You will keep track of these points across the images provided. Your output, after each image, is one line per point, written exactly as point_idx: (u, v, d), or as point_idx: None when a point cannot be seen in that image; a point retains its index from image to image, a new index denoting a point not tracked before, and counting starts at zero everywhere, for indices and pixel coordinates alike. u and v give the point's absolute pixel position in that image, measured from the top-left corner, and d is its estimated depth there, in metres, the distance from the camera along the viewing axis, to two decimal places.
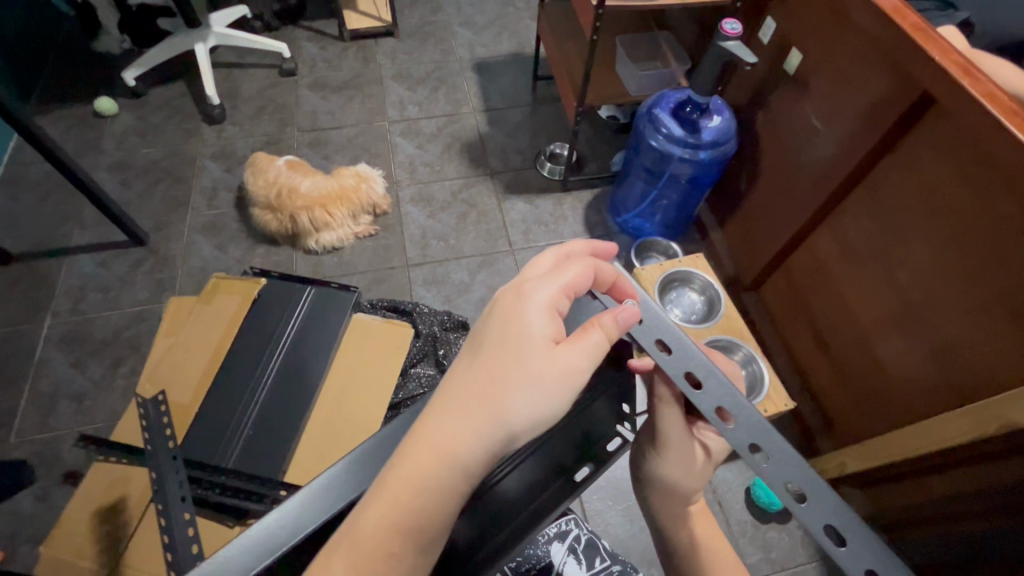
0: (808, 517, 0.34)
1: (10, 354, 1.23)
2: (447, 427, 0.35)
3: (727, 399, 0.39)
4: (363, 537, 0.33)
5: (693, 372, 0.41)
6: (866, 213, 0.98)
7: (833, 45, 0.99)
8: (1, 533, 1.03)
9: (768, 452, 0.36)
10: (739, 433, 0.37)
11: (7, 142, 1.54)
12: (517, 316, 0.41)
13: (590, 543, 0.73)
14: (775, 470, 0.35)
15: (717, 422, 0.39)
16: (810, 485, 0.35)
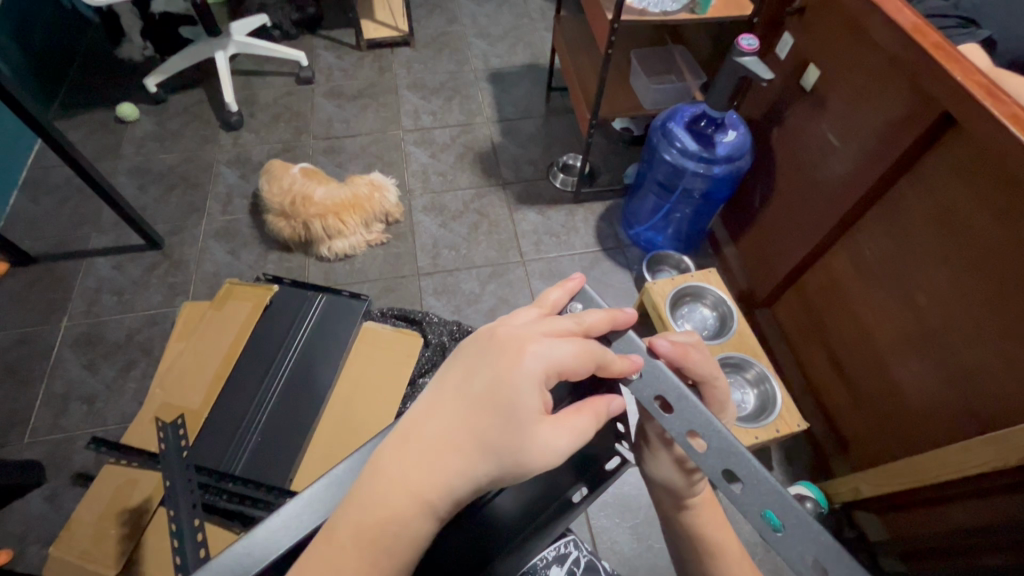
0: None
1: (25, 355, 1.24)
2: (408, 461, 0.34)
3: (731, 457, 0.36)
4: (336, 541, 0.32)
5: (697, 430, 0.38)
6: (882, 232, 0.97)
7: (851, 63, 0.98)
8: (11, 533, 1.04)
9: (782, 518, 0.33)
10: (748, 497, 0.34)
11: (30, 146, 1.57)
12: (509, 375, 0.36)
13: (590, 567, 0.69)
14: (788, 540, 0.33)
15: (722, 484, 0.35)
16: (828, 550, 0.32)
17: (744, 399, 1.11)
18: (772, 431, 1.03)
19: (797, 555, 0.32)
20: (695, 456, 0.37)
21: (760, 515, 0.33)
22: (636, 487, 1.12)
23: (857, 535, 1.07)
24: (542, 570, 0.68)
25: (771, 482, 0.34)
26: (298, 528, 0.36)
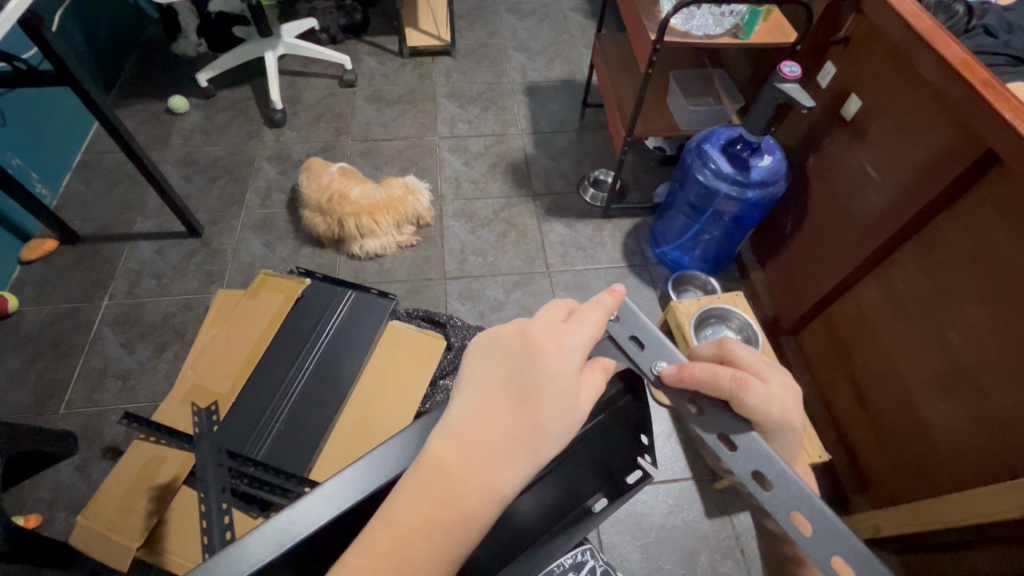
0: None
1: (67, 330, 1.30)
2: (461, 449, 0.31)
3: (761, 458, 0.32)
4: (398, 527, 0.29)
5: (730, 434, 0.34)
6: (917, 267, 0.96)
7: (894, 96, 0.98)
8: (41, 500, 1.08)
9: (810, 521, 0.29)
10: (776, 499, 0.30)
11: (86, 131, 1.65)
12: (547, 364, 0.33)
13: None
14: (815, 540, 0.29)
15: (752, 486, 0.31)
16: (857, 555, 0.28)
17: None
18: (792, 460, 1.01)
19: (824, 557, 0.28)
20: (723, 457, 0.33)
21: (789, 517, 0.29)
22: (648, 506, 1.11)
23: None
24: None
25: (798, 483, 0.31)
26: (335, 504, 0.33)
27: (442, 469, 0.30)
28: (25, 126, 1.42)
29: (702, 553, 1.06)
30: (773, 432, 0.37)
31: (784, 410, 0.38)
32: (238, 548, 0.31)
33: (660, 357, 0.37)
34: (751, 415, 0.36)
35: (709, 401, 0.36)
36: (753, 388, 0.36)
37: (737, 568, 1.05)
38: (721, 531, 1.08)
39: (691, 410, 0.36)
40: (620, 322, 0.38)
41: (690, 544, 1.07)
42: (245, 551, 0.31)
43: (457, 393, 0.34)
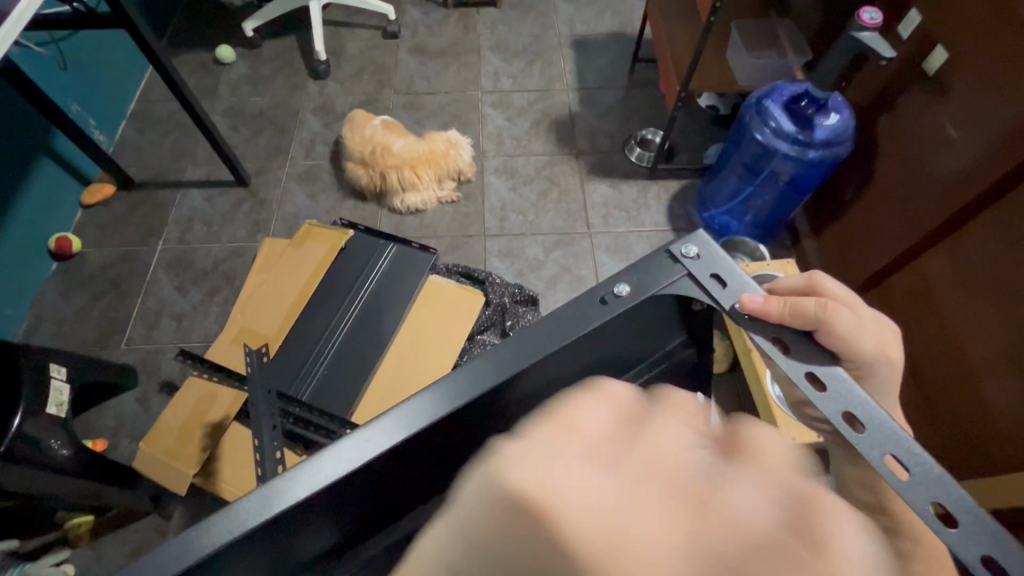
0: (959, 545, 0.27)
1: (126, 271, 1.36)
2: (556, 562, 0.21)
3: (852, 401, 0.31)
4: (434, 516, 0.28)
5: (816, 373, 0.33)
6: (994, 236, 0.89)
7: (985, 47, 0.89)
8: (107, 426, 1.16)
9: (906, 465, 0.29)
10: (869, 441, 0.30)
11: (139, 78, 1.68)
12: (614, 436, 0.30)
13: None
14: (913, 484, 0.29)
15: (841, 428, 0.31)
16: (956, 501, 0.28)
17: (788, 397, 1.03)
18: None
19: (920, 504, 0.28)
20: (812, 399, 0.32)
21: (883, 461, 0.29)
22: None
23: None
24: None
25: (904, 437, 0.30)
26: (396, 434, 0.33)
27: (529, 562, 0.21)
28: (84, 72, 1.45)
29: None
30: (864, 369, 0.36)
31: (879, 345, 0.36)
32: (315, 462, 0.32)
33: (742, 291, 0.35)
34: (841, 346, 0.35)
35: (794, 336, 0.35)
36: (842, 317, 0.35)
37: None
38: None
39: (778, 347, 0.34)
40: (703, 259, 0.36)
41: None
42: (309, 473, 0.32)
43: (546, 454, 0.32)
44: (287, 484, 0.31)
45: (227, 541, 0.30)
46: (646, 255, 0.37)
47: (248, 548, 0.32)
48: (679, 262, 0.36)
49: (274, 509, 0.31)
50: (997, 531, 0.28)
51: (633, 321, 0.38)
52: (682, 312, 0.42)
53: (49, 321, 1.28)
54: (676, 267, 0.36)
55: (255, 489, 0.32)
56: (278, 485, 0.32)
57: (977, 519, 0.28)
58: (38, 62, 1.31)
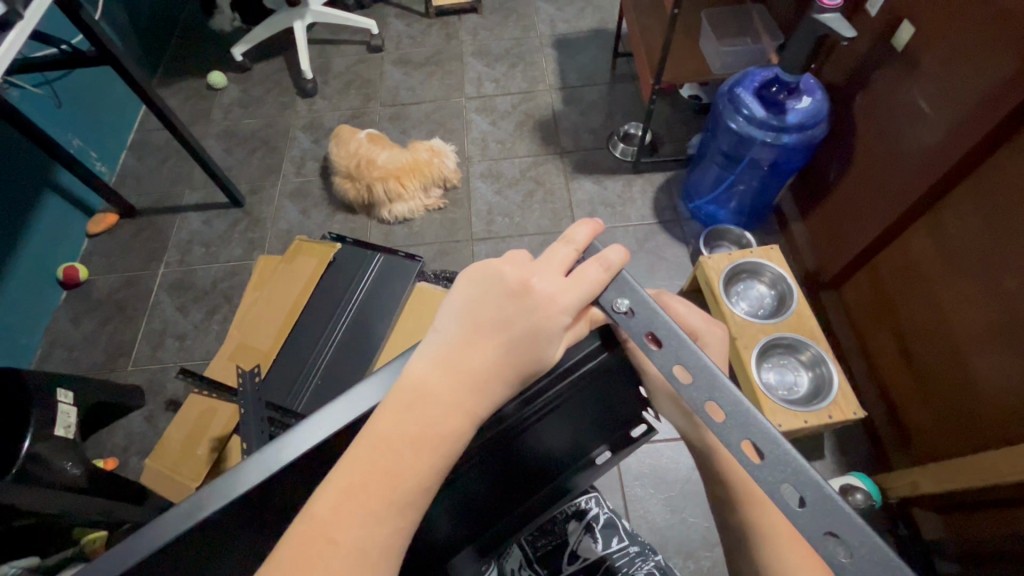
0: (804, 523, 0.29)
1: (131, 295, 1.42)
2: (418, 411, 0.35)
3: (716, 390, 0.33)
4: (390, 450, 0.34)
5: (685, 365, 0.35)
6: (972, 210, 0.87)
7: (948, 20, 0.88)
8: (118, 445, 1.21)
9: (761, 450, 0.31)
10: (767, 470, 0.30)
11: (136, 109, 1.74)
12: (538, 310, 0.38)
13: (608, 522, 0.68)
14: (806, 517, 0.29)
15: (705, 418, 0.33)
16: (854, 531, 0.28)
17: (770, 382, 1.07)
18: (824, 417, 0.97)
19: (817, 536, 0.28)
20: (680, 391, 0.34)
21: (739, 445, 0.32)
22: (673, 459, 1.11)
23: (910, 533, 1.01)
24: (560, 522, 0.69)
25: (800, 467, 0.30)
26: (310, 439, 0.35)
27: (417, 392, 0.35)
28: (82, 108, 1.52)
29: None
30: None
31: None
32: (229, 480, 0.33)
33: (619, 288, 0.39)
34: None
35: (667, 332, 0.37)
36: None
37: None
38: None
39: (652, 345, 0.36)
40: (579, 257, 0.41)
41: None
42: (236, 478, 0.33)
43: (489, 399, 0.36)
44: (216, 490, 0.33)
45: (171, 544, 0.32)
46: (549, 254, 0.42)
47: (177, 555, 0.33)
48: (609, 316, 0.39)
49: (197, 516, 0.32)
50: (842, 507, 0.29)
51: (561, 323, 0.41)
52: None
53: (61, 347, 1.34)
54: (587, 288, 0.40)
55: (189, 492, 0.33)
56: (210, 489, 0.33)
57: (821, 497, 0.29)
58: (37, 102, 1.37)
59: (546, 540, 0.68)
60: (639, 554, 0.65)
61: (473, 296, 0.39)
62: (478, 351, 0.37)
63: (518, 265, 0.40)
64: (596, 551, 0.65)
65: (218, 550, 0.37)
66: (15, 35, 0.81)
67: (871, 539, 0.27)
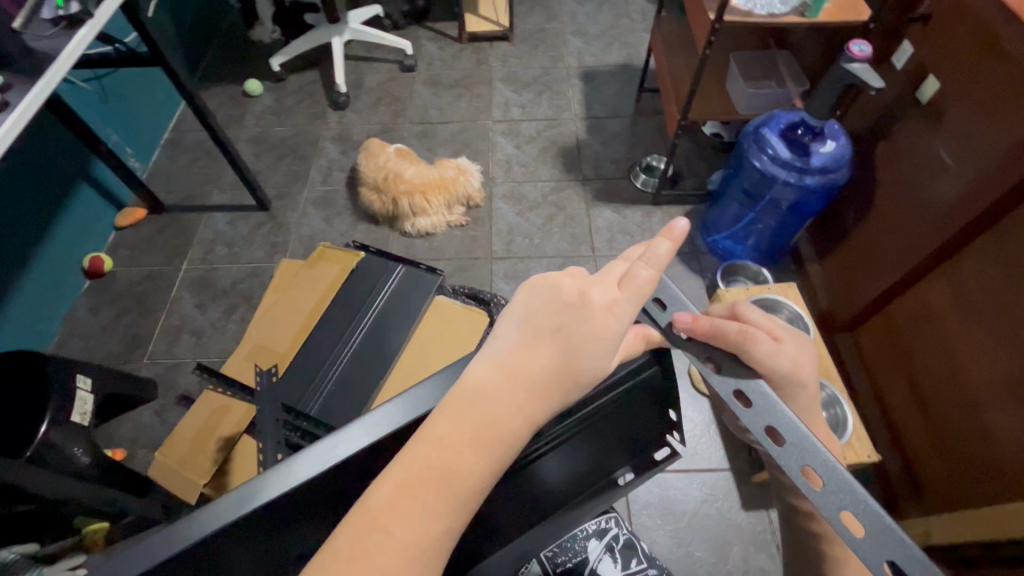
0: (864, 549, 0.29)
1: (151, 289, 1.44)
2: (478, 409, 0.34)
3: (774, 416, 0.34)
4: (447, 446, 0.33)
5: (743, 390, 0.36)
6: (991, 261, 0.89)
7: (975, 76, 0.91)
8: (125, 437, 1.21)
9: (821, 477, 0.31)
10: (825, 498, 0.31)
11: (172, 110, 1.80)
12: (596, 323, 0.37)
13: (628, 544, 0.71)
14: (866, 543, 0.29)
15: (765, 442, 0.34)
16: (906, 559, 0.28)
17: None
18: None
19: (872, 559, 0.29)
20: (740, 415, 0.35)
21: (800, 472, 0.32)
22: (682, 492, 1.11)
23: None
24: (580, 540, 0.71)
25: (860, 494, 0.30)
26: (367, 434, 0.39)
27: (475, 394, 0.34)
28: (123, 105, 1.57)
29: (735, 545, 1.05)
30: (783, 386, 0.39)
31: (795, 365, 0.39)
32: (285, 468, 0.37)
33: (676, 310, 0.40)
34: (763, 367, 0.38)
35: (724, 356, 0.38)
36: (761, 343, 0.38)
37: (772, 564, 1.03)
38: (755, 521, 1.07)
39: (709, 367, 0.38)
40: None
41: (724, 533, 1.06)
42: (282, 472, 0.37)
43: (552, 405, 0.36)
44: (261, 484, 0.36)
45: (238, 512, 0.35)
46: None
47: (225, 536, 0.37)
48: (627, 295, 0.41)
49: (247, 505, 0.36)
50: (902, 538, 0.29)
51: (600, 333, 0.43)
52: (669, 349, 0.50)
53: (78, 335, 1.35)
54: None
55: (236, 488, 0.36)
56: (250, 487, 0.36)
57: (884, 527, 0.29)
58: (83, 96, 1.42)
59: (566, 558, 0.69)
60: None
61: (531, 307, 0.38)
62: (535, 357, 0.36)
63: (579, 275, 0.39)
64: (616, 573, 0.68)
65: (254, 540, 0.38)
66: (84, 32, 0.85)
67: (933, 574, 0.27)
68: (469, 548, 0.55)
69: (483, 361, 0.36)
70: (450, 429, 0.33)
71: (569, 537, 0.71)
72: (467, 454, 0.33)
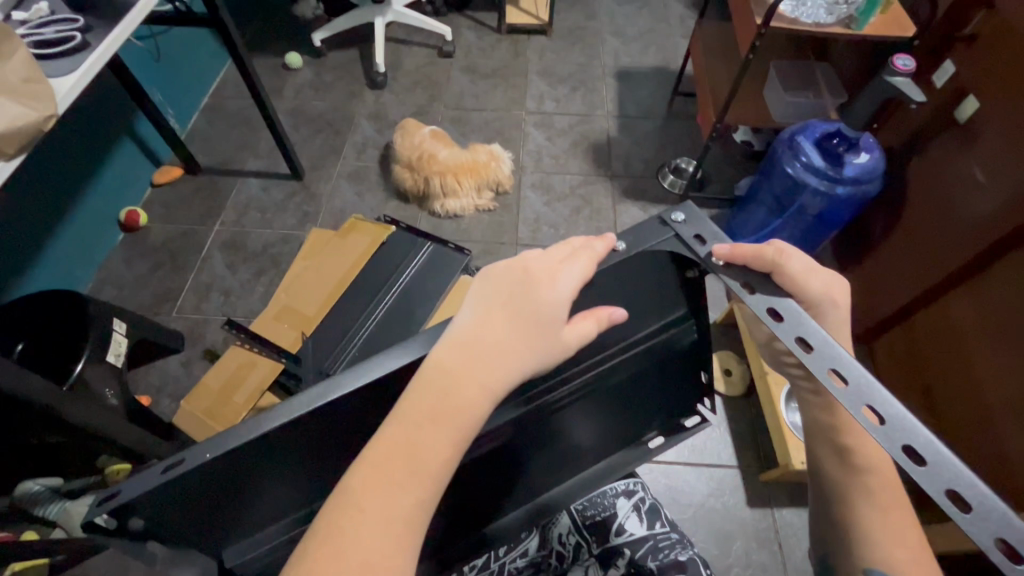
0: (884, 437, 0.35)
1: (185, 246, 1.48)
2: (438, 383, 0.37)
3: (803, 328, 0.40)
4: (409, 423, 0.37)
5: (775, 307, 0.42)
6: (1016, 278, 0.90)
7: (1017, 95, 0.92)
8: (152, 385, 1.25)
9: (844, 377, 0.37)
10: (850, 394, 0.37)
11: (215, 76, 1.84)
12: (544, 295, 0.39)
13: (653, 507, 0.75)
14: (888, 430, 0.35)
15: (797, 349, 0.39)
16: (926, 446, 0.34)
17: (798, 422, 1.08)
18: None
19: (894, 444, 0.34)
20: (771, 327, 0.41)
21: (826, 373, 0.38)
22: (691, 485, 1.12)
23: None
24: (610, 497, 0.76)
25: (879, 390, 0.36)
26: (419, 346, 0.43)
27: (436, 372, 0.37)
28: (169, 66, 1.61)
29: (738, 540, 1.07)
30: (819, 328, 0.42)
31: (827, 287, 0.43)
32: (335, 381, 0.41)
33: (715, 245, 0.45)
34: (792, 287, 0.43)
35: (761, 283, 0.43)
36: (795, 261, 0.43)
37: (773, 560, 1.05)
38: (760, 519, 1.08)
39: (745, 289, 0.43)
40: (688, 222, 0.47)
41: (728, 528, 1.08)
42: (289, 404, 0.41)
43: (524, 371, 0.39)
44: (263, 417, 0.40)
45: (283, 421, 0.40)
46: (641, 221, 0.47)
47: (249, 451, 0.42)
48: (670, 226, 0.46)
49: (250, 435, 0.40)
50: (925, 434, 0.34)
51: (616, 271, 0.48)
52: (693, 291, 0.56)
53: (111, 285, 1.39)
54: (667, 229, 0.46)
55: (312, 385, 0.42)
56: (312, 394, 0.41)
57: (901, 421, 0.35)
58: (135, 54, 1.45)
59: (594, 512, 0.75)
60: (679, 541, 0.71)
61: (485, 287, 0.41)
62: (490, 329, 0.39)
63: (520, 256, 0.42)
64: (640, 530, 0.72)
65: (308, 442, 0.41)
66: None
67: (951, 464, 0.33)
68: (511, 487, 0.64)
69: (443, 344, 0.39)
70: (421, 406, 0.37)
71: (598, 493, 0.76)
72: (442, 431, 0.37)
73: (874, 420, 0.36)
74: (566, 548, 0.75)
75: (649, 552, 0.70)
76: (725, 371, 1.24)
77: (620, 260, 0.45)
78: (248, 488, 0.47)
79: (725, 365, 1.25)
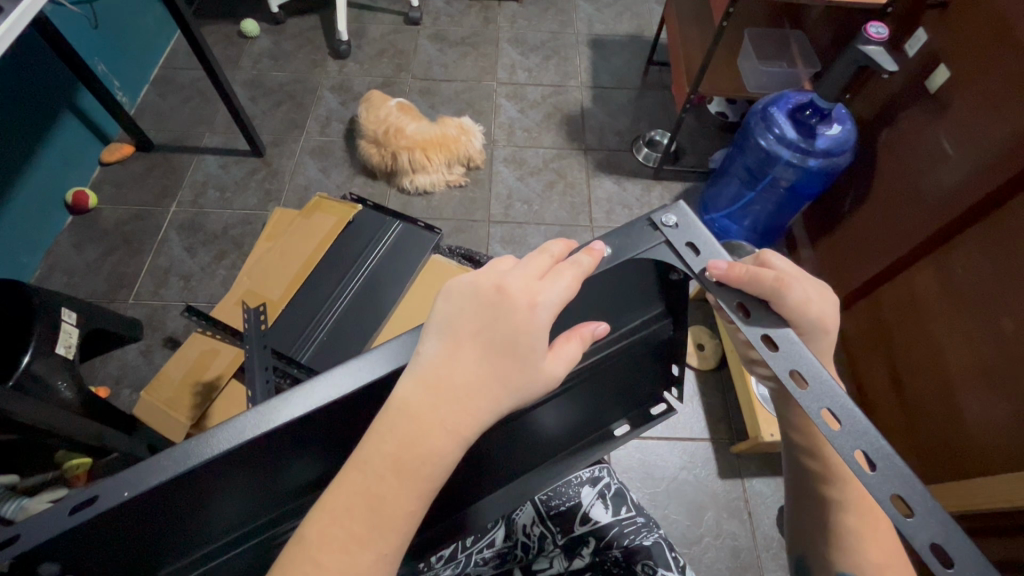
0: (875, 484, 0.33)
1: (139, 228, 1.40)
2: (404, 425, 0.35)
3: (797, 361, 0.37)
4: (372, 471, 0.34)
5: (771, 335, 0.39)
6: (980, 251, 0.91)
7: (986, 67, 0.91)
8: (110, 375, 1.20)
9: (838, 418, 0.35)
10: (843, 437, 0.34)
11: (164, 44, 1.72)
12: (518, 317, 0.36)
13: (619, 492, 0.78)
14: (878, 478, 0.33)
15: (789, 383, 0.37)
16: (909, 488, 0.32)
17: (768, 394, 1.10)
18: None
19: (883, 495, 0.32)
20: (766, 356, 0.38)
21: (819, 414, 0.35)
22: (664, 458, 1.14)
23: None
24: (574, 486, 0.79)
25: (870, 431, 0.34)
26: (384, 364, 0.39)
27: (401, 414, 0.35)
28: (111, 33, 1.49)
29: (710, 510, 1.09)
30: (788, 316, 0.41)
31: (823, 317, 0.43)
32: (280, 399, 0.38)
33: (710, 258, 0.42)
34: (791, 316, 0.41)
35: (755, 303, 0.41)
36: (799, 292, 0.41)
37: (742, 529, 1.07)
38: (731, 490, 1.11)
39: (741, 314, 0.40)
40: (681, 229, 0.43)
41: (700, 498, 1.10)
42: (230, 429, 0.36)
43: (501, 406, 0.36)
44: (206, 441, 0.36)
45: (227, 448, 0.36)
46: (629, 222, 0.44)
47: (179, 479, 0.37)
48: (660, 230, 0.43)
49: (191, 461, 0.35)
50: (911, 476, 0.33)
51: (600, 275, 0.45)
52: (662, 281, 0.55)
53: (61, 271, 1.32)
54: (657, 234, 0.43)
55: (256, 404, 0.38)
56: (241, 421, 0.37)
57: (892, 465, 0.33)
58: (69, 19, 1.34)
59: (559, 502, 0.78)
60: (644, 525, 0.74)
61: (454, 310, 0.38)
62: (460, 366, 0.36)
63: (493, 272, 0.39)
64: (607, 515, 0.75)
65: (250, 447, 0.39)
66: None
67: (932, 505, 0.32)
68: (483, 478, 0.65)
69: (407, 379, 0.36)
70: (384, 451, 0.34)
71: (563, 483, 0.79)
72: (410, 479, 0.34)
73: (865, 465, 0.34)
74: (531, 539, 0.75)
75: (615, 537, 0.73)
76: (697, 346, 1.25)
77: (608, 267, 0.42)
78: (186, 510, 0.43)
79: (697, 340, 1.25)
